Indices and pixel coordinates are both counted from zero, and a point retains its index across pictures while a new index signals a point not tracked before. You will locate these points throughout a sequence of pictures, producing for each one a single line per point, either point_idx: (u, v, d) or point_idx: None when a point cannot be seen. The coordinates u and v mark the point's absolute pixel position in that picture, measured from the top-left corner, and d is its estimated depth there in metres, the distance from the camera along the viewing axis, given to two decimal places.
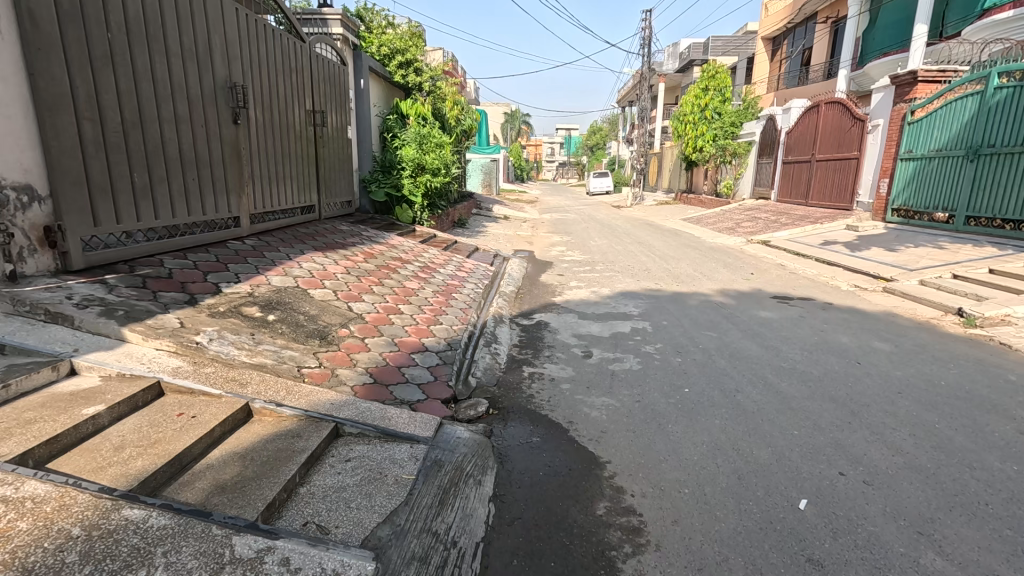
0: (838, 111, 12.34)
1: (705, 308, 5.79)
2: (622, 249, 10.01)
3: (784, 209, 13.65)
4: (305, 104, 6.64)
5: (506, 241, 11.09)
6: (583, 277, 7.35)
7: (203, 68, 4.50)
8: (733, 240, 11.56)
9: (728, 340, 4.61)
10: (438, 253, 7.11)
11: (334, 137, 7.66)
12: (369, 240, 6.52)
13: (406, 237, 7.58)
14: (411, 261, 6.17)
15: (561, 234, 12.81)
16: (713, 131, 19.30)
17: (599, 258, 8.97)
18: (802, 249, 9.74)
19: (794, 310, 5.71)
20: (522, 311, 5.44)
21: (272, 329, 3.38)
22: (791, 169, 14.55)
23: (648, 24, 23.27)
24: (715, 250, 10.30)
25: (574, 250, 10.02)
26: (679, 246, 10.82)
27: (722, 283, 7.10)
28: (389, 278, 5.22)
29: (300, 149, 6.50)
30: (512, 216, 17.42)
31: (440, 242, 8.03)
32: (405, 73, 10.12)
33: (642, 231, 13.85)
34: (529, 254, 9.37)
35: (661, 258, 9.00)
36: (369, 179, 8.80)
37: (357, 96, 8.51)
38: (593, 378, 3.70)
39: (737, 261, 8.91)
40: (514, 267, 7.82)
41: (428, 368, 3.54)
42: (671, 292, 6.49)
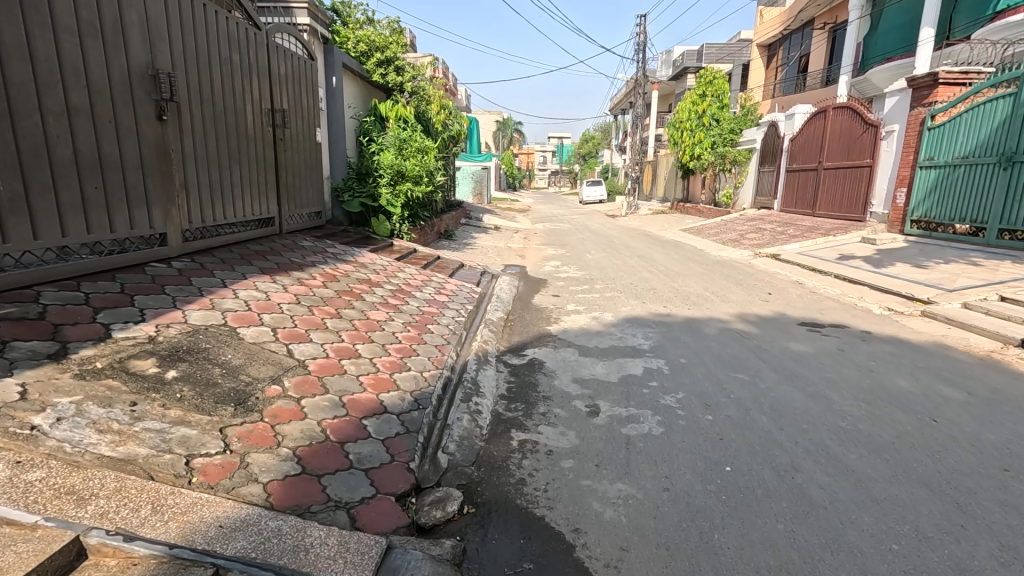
0: (847, 117, 11.68)
1: (726, 338, 4.94)
2: (623, 264, 9.19)
3: (790, 220, 12.94)
4: (262, 102, 5.78)
5: (497, 255, 10.23)
6: (582, 298, 6.50)
7: (113, 50, 3.61)
8: (739, 253, 10.78)
9: (764, 385, 3.75)
10: (415, 272, 6.22)
11: (300, 140, 6.78)
12: (334, 258, 5.61)
13: (380, 254, 6.69)
14: (381, 283, 5.27)
15: (555, 246, 11.99)
16: (711, 138, 18.67)
17: (598, 274, 8.12)
18: (817, 264, 8.96)
19: (830, 342, 4.87)
20: (512, 345, 4.56)
21: (167, 393, 2.47)
22: (796, 178, 13.85)
23: (642, 30, 22.72)
24: (723, 265, 9.50)
25: (571, 265, 9.17)
26: (683, 260, 10.02)
27: (739, 306, 6.27)
28: (350, 307, 4.32)
29: (254, 153, 5.61)
30: (504, 227, 16.59)
31: (420, 259, 7.16)
32: (384, 72, 9.29)
33: (641, 243, 13.05)
34: (521, 270, 8.52)
35: (666, 274, 8.18)
36: (341, 187, 7.87)
37: (328, 95, 7.65)
38: (602, 450, 2.82)
39: (749, 278, 8.11)
40: (504, 286, 6.94)
41: (383, 442, 2.65)
42: (684, 317, 5.65)
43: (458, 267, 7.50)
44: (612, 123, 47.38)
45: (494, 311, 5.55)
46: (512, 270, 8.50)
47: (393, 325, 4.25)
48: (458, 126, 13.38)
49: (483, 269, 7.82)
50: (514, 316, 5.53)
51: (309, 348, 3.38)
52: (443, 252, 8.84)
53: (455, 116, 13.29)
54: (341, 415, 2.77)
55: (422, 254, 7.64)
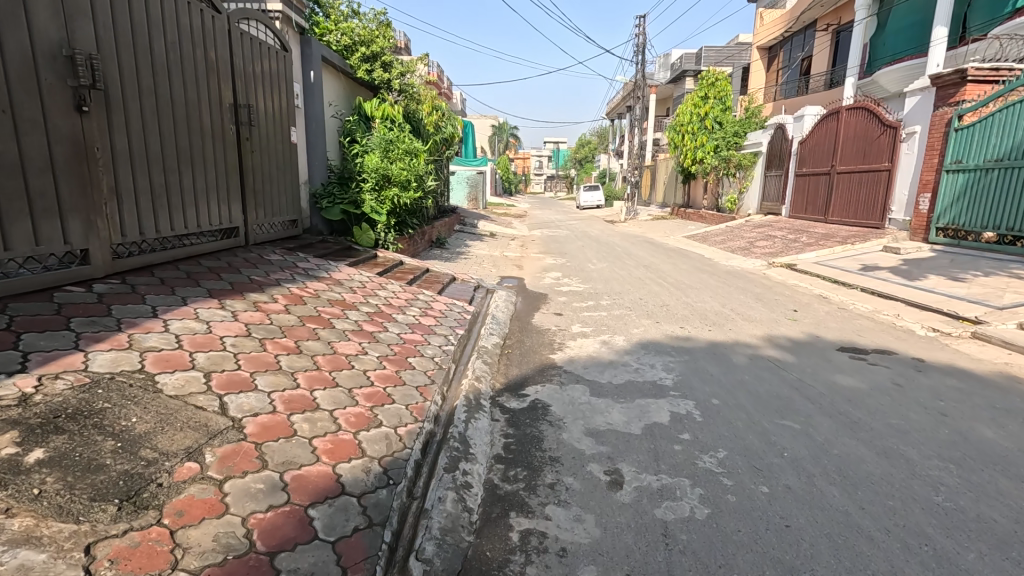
0: (862, 118, 11.07)
1: (760, 369, 4.23)
2: (629, 276, 8.50)
3: (801, 226, 12.32)
4: (224, 96, 5.06)
5: (492, 265, 9.52)
6: (589, 318, 5.78)
7: (9, 22, 2.90)
8: (751, 263, 10.11)
9: (821, 438, 3.04)
10: (400, 288, 5.48)
11: (271, 140, 6.06)
12: (305, 275, 4.88)
13: (362, 268, 5.96)
14: (358, 305, 4.52)
15: (554, 254, 11.30)
16: (713, 142, 18.12)
17: (604, 288, 7.42)
18: (839, 275, 8.29)
19: (881, 373, 4.18)
20: (510, 382, 3.82)
21: (18, 489, 1.73)
22: (807, 183, 13.20)
23: (641, 30, 22.18)
24: (737, 276, 8.82)
25: (574, 277, 8.46)
26: (692, 270, 9.35)
27: (765, 326, 5.57)
28: (316, 337, 3.58)
29: (213, 154, 4.89)
30: (500, 234, 15.88)
31: (407, 273, 6.43)
32: (371, 68, 8.60)
33: (645, 251, 12.37)
34: (519, 283, 7.82)
35: (678, 288, 7.49)
36: (320, 193, 7.12)
37: (305, 91, 6.94)
38: (632, 548, 2.08)
39: (768, 292, 7.44)
40: (500, 303, 6.21)
41: (333, 547, 1.90)
42: (707, 342, 4.94)
43: (450, 281, 6.77)
44: (609, 128, 46.92)
45: (489, 335, 4.82)
46: (508, 283, 7.79)
47: (367, 359, 3.51)
48: (451, 130, 12.72)
49: (477, 282, 7.09)
50: (512, 342, 4.80)
51: (250, 400, 2.62)
52: (434, 263, 8.13)
53: (448, 119, 12.63)
54: (277, 505, 2.03)
55: (409, 267, 6.91)
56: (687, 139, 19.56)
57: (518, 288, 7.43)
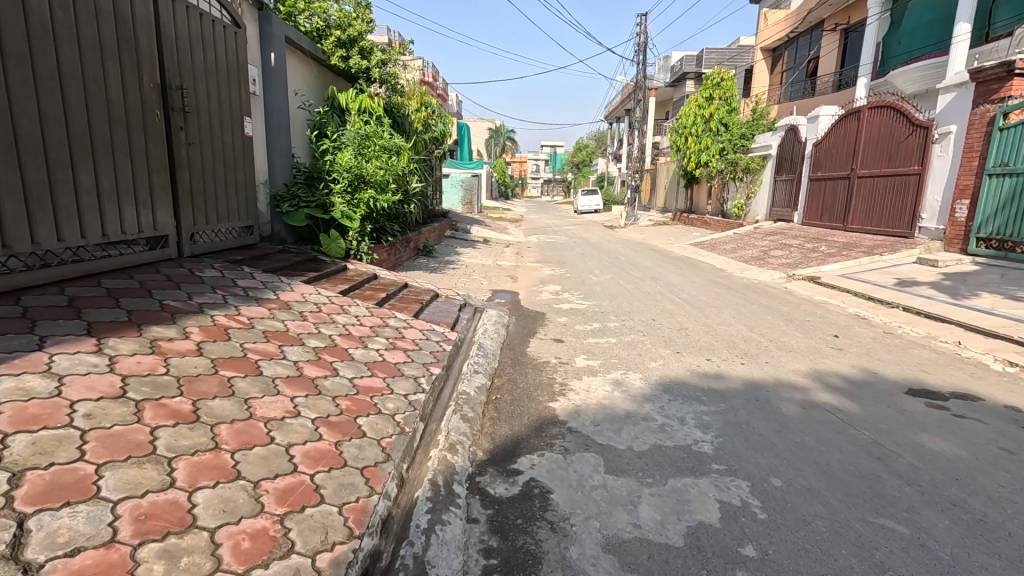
0: (888, 118, 10.21)
1: (821, 425, 3.28)
2: (636, 291, 7.56)
3: (818, 234, 11.45)
4: (149, 75, 4.10)
5: (483, 277, 8.57)
6: (596, 347, 4.82)
7: None
8: (769, 275, 9.19)
9: (949, 556, 2.08)
10: (367, 310, 4.49)
11: (218, 132, 5.09)
12: (243, 297, 3.89)
13: (324, 284, 4.99)
14: (304, 338, 3.53)
15: (553, 264, 10.39)
16: (718, 144, 17.30)
17: (610, 306, 6.48)
18: (873, 291, 7.38)
19: (978, 431, 3.23)
20: (496, 449, 2.85)
21: None
22: (824, 188, 12.31)
23: (643, 29, 21.38)
24: (757, 291, 7.89)
25: (575, 291, 7.51)
26: (705, 283, 8.43)
27: (808, 357, 4.64)
28: (229, 393, 2.59)
29: (130, 144, 3.90)
30: (494, 240, 14.95)
31: (380, 289, 5.46)
32: (347, 55, 7.64)
33: (650, 260, 11.44)
34: (513, 299, 6.88)
35: (694, 307, 6.56)
36: (282, 194, 6.13)
37: (263, 76, 5.97)
38: None
39: (798, 312, 6.52)
40: (491, 327, 5.23)
41: None
42: (744, 383, 3.98)
43: (433, 297, 5.78)
44: (608, 131, 46.24)
45: (472, 375, 3.82)
46: (501, 300, 6.83)
47: (297, 424, 2.52)
48: (442, 129, 11.78)
49: (464, 298, 6.10)
50: (502, 383, 3.83)
51: (75, 522, 1.64)
52: (416, 276, 7.17)
53: (438, 117, 11.70)
54: None
55: (385, 281, 5.93)
56: (691, 142, 18.74)
57: (512, 305, 6.48)
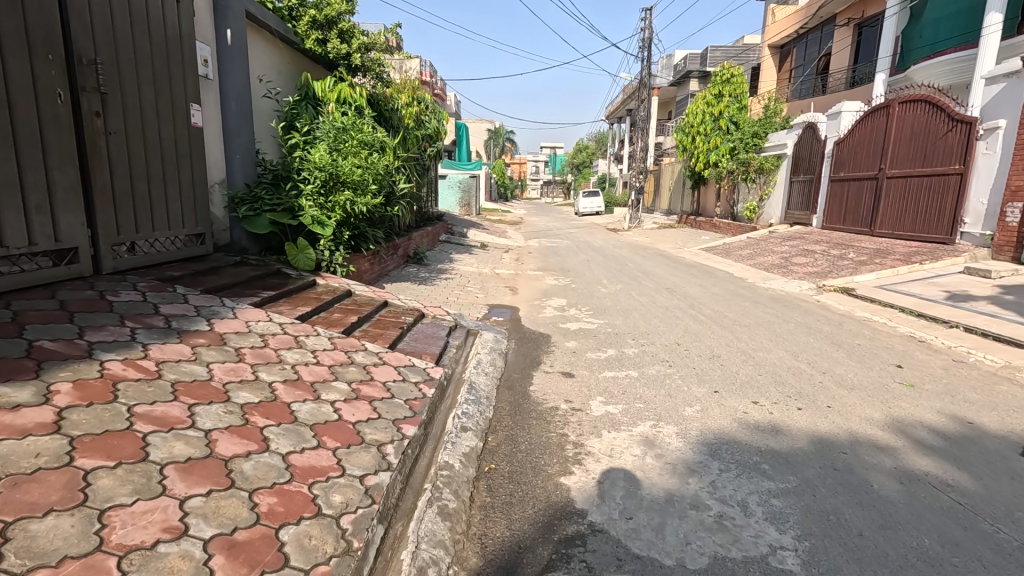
0: (923, 113, 9.35)
1: (940, 516, 2.37)
2: (653, 306, 6.67)
3: (843, 240, 10.58)
4: (45, 42, 3.23)
5: (480, 289, 7.69)
6: (615, 384, 3.92)
7: None
8: (796, 286, 8.32)
9: None
10: (330, 343, 3.57)
11: (154, 119, 4.19)
12: (160, 331, 2.99)
13: (282, 306, 4.09)
14: (230, 391, 2.61)
15: (556, 272, 9.52)
16: (728, 144, 16.45)
17: (625, 326, 5.60)
18: (922, 306, 6.51)
19: None
20: (487, 572, 1.95)
21: None
22: (847, 190, 11.44)
23: (648, 24, 20.54)
24: (788, 306, 7.01)
25: (583, 306, 6.62)
26: (728, 296, 7.55)
27: (878, 398, 3.76)
28: (75, 502, 1.69)
29: (10, 130, 3.02)
30: (492, 244, 14.08)
31: (354, 308, 4.56)
32: (324, 38, 6.79)
33: (661, 267, 10.55)
34: (513, 317, 6.00)
35: (722, 327, 5.67)
36: (241, 195, 5.21)
37: (218, 57, 5.08)
38: None
39: (842, 332, 5.64)
40: (486, 357, 4.32)
41: None
42: (812, 441, 3.08)
43: (418, 318, 4.86)
44: (608, 131, 45.37)
45: (459, 436, 2.91)
46: (500, 318, 5.94)
47: (174, 556, 1.61)
48: (434, 126, 11.10)
49: (453, 318, 5.20)
50: (498, 446, 2.92)
51: None
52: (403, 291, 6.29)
53: (431, 112, 11.14)
54: None
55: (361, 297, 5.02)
56: (698, 141, 17.97)
57: (512, 326, 5.59)
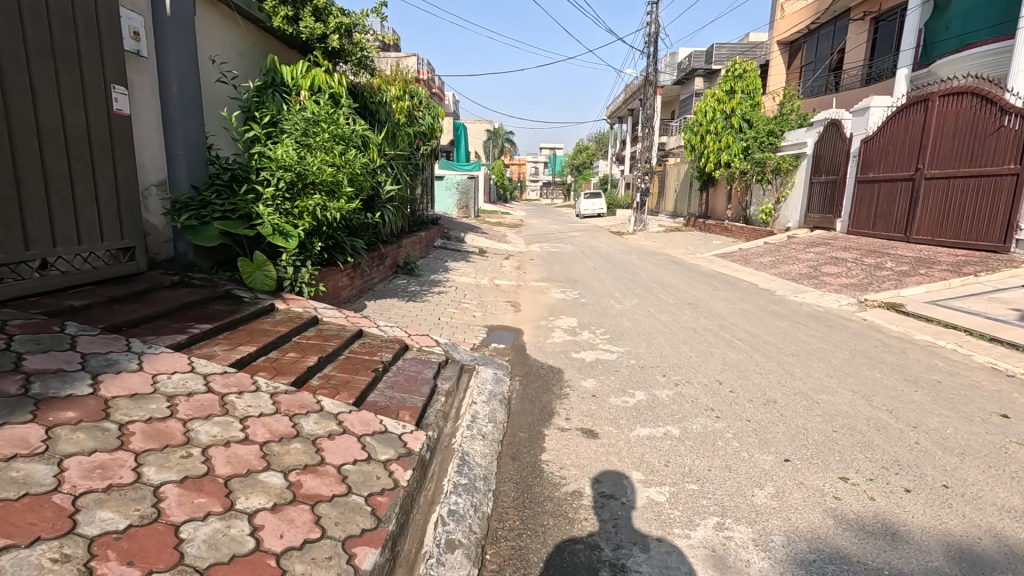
0: (969, 106, 8.52)
1: None
2: (678, 328, 5.75)
3: (877, 247, 9.66)
4: None
5: (478, 305, 6.77)
6: (653, 451, 2.98)
7: None
8: (833, 300, 7.40)
9: None
10: (271, 402, 2.62)
11: (55, 101, 3.23)
12: (5, 402, 2.04)
13: (219, 344, 3.14)
14: (81, 511, 1.67)
15: (562, 283, 8.59)
16: (740, 143, 15.64)
17: (652, 357, 4.68)
18: (993, 327, 5.59)
19: None
20: None
21: None
22: (878, 192, 10.52)
23: (654, 18, 19.63)
24: (832, 326, 6.10)
25: (597, 328, 5.70)
26: (760, 314, 6.63)
27: (1007, 471, 2.82)
28: None
29: None
30: (491, 250, 13.14)
31: (319, 343, 3.61)
32: (296, 16, 5.79)
33: (676, 277, 9.63)
34: (517, 344, 5.07)
35: (766, 358, 4.75)
36: (185, 199, 4.25)
37: (154, 31, 4.14)
38: None
39: (910, 363, 4.73)
40: (482, 408, 3.36)
41: None
42: (952, 555, 2.15)
43: (399, 353, 3.90)
44: (609, 133, 44.62)
45: (442, 566, 1.95)
46: (501, 346, 4.99)
47: None
48: (428, 123, 10.22)
49: (443, 351, 4.24)
50: None
51: None
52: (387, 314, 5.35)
53: (426, 107, 10.30)
54: None
55: (330, 325, 4.05)
56: (708, 140, 17.08)
57: (515, 358, 4.65)
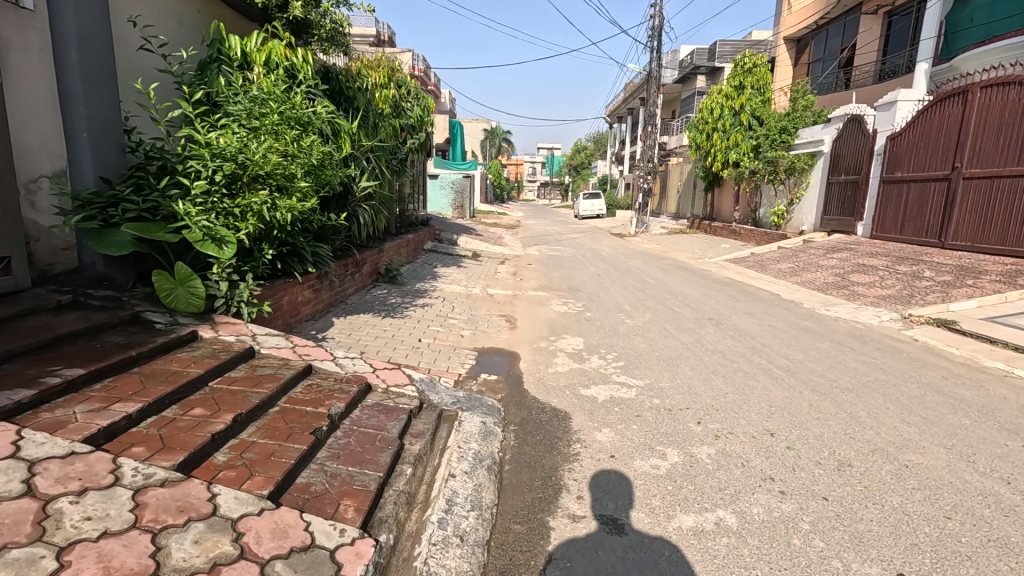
0: (1017, 97, 7.72)
1: None
2: (703, 353, 4.86)
3: (908, 254, 8.81)
4: None
5: (468, 321, 5.86)
6: (705, 558, 2.08)
7: None
8: (871, 315, 6.53)
9: None
10: (128, 508, 1.69)
11: None
12: None
13: (89, 401, 2.22)
14: None
15: (564, 293, 7.70)
16: (750, 141, 14.81)
17: (680, 396, 3.78)
18: None
19: None
20: None
21: None
22: (907, 193, 9.68)
23: (657, 11, 18.78)
24: (880, 348, 5.23)
25: (608, 352, 4.81)
26: (793, 332, 5.75)
27: None
28: None
29: None
30: (487, 254, 12.24)
31: (245, 389, 2.68)
32: None
33: (689, 285, 8.76)
34: (513, 374, 4.17)
35: (820, 395, 3.86)
36: (90, 196, 3.33)
37: None
38: None
39: (996, 401, 3.84)
40: (462, 485, 2.44)
41: None
42: None
43: (356, 399, 2.97)
44: (608, 132, 43.77)
45: None
46: (492, 378, 4.07)
47: None
48: (417, 114, 9.33)
49: (417, 391, 3.31)
50: None
51: None
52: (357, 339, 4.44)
53: (415, 98, 9.44)
54: None
55: (267, 360, 3.11)
56: (716, 139, 16.24)
57: (510, 395, 3.73)
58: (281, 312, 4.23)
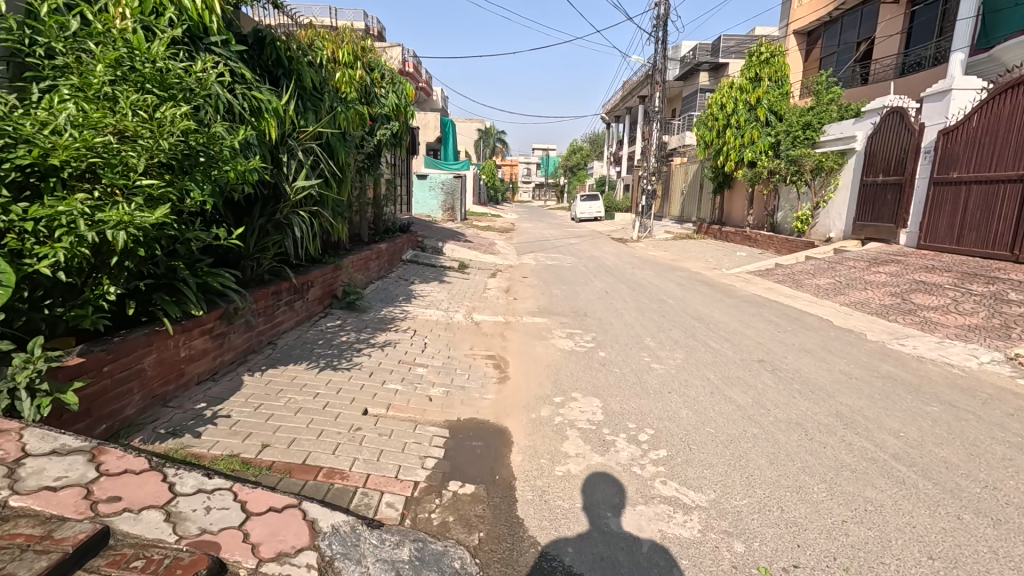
0: None
1: None
2: (775, 429, 3.37)
3: (977, 270, 7.39)
4: None
5: (444, 367, 4.34)
6: None
7: None
8: (966, 354, 5.06)
9: None
10: None
11: None
12: None
13: None
14: None
15: (567, 319, 6.20)
16: (767, 138, 13.38)
17: (774, 535, 2.30)
18: None
19: None
20: None
21: None
22: (967, 196, 8.30)
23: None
24: (1011, 412, 3.77)
25: (639, 428, 3.31)
26: (879, 384, 4.28)
27: None
28: None
29: None
30: (476, 264, 10.74)
31: None
32: None
33: (717, 307, 7.29)
34: (502, 481, 2.69)
35: (998, 529, 2.37)
36: None
37: None
38: None
39: None
40: None
41: None
42: None
43: None
44: (607, 133, 42.35)
45: None
46: (468, 491, 2.56)
47: None
48: (393, 102, 7.78)
49: (320, 565, 1.75)
50: None
51: None
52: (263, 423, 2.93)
53: (390, 83, 7.95)
54: None
55: (10, 532, 1.57)
56: (728, 136, 14.80)
57: (494, 537, 2.23)
58: (130, 386, 2.67)
